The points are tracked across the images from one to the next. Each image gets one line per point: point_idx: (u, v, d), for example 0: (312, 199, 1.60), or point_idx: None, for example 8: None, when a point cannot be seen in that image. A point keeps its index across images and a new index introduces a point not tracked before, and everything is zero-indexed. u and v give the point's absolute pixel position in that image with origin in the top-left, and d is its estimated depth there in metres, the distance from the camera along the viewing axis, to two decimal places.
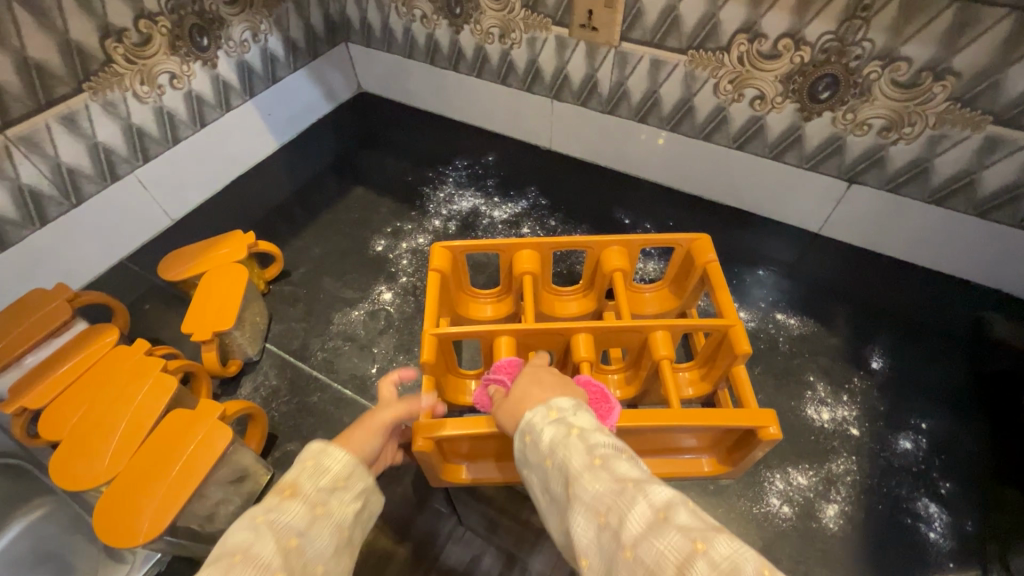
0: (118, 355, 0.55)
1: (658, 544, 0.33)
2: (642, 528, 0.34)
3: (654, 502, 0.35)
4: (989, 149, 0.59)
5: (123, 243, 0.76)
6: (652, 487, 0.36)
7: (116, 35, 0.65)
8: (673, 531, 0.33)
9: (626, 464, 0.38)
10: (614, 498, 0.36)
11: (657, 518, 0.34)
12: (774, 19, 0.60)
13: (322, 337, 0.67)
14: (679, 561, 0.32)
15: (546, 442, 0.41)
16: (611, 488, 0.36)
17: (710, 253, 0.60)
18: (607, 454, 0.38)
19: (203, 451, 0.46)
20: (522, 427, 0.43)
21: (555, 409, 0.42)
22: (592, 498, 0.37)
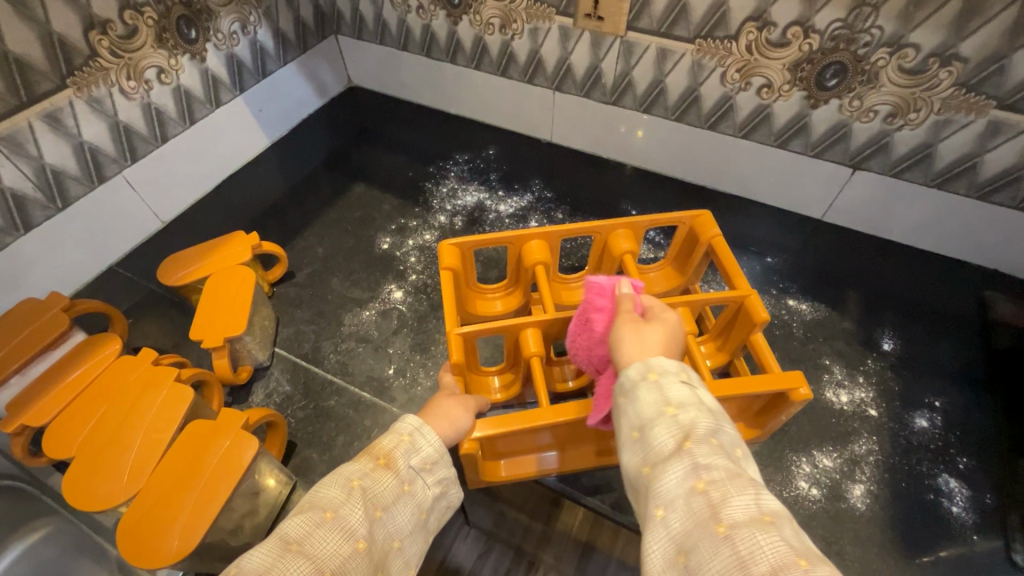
0: (124, 364, 0.52)
1: (757, 539, 0.29)
2: (742, 521, 0.30)
3: (764, 505, 0.31)
4: (992, 133, 0.60)
5: (113, 248, 0.72)
6: (766, 492, 0.32)
7: (100, 27, 0.61)
8: (778, 537, 0.29)
9: (741, 459, 0.34)
10: (725, 478, 0.32)
11: (763, 520, 0.30)
12: (784, 7, 0.60)
13: (334, 339, 0.65)
14: (775, 564, 0.28)
15: (669, 392, 0.37)
16: (726, 468, 0.33)
17: (714, 227, 0.60)
18: (722, 437, 0.35)
19: (230, 462, 0.44)
20: (642, 366, 0.40)
21: (687, 372, 0.39)
22: (702, 465, 0.33)
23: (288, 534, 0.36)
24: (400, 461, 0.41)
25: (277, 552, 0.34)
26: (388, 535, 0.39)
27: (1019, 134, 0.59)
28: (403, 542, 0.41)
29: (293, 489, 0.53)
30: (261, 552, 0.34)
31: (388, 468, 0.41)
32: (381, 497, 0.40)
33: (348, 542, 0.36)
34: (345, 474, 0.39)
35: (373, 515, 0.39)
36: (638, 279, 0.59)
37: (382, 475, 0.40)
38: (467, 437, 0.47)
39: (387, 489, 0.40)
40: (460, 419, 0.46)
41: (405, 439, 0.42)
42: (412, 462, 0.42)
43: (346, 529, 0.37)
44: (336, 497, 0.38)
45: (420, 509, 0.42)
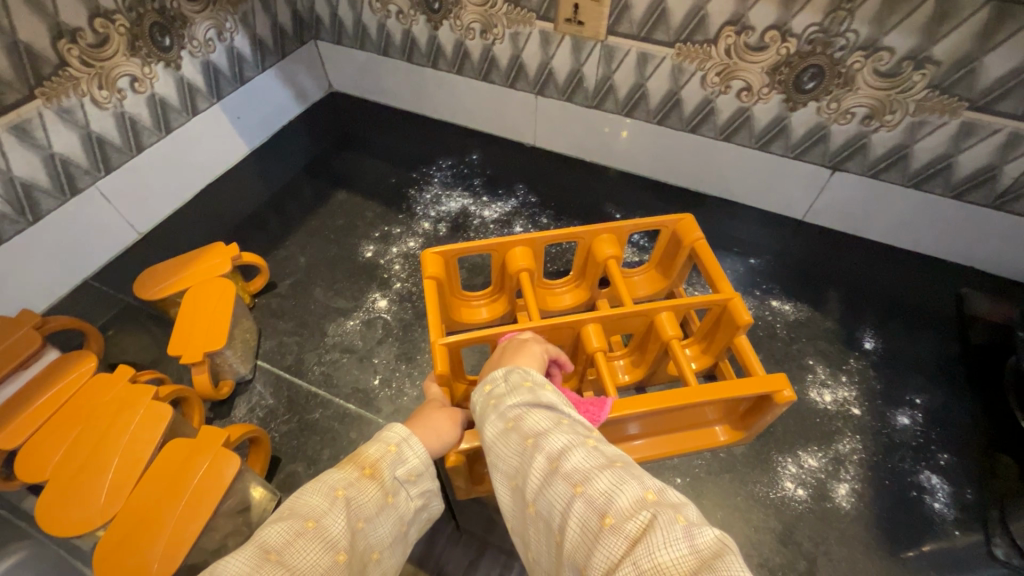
0: (101, 382, 0.51)
1: (551, 494, 0.36)
2: (540, 480, 0.37)
3: (550, 453, 0.37)
4: (966, 134, 0.62)
5: (88, 260, 0.70)
6: (554, 440, 0.38)
7: (69, 36, 0.60)
8: (560, 480, 0.35)
9: (536, 423, 0.40)
10: (521, 458, 0.38)
11: (552, 470, 0.36)
12: (761, 11, 0.61)
13: (318, 350, 0.64)
14: (564, 506, 0.35)
15: (478, 419, 0.42)
16: (517, 450, 0.38)
17: (696, 231, 0.61)
18: (520, 415, 0.40)
19: (210, 481, 0.43)
20: (469, 411, 0.44)
21: (487, 383, 0.43)
22: (506, 463, 0.39)
23: (267, 542, 0.35)
24: (386, 471, 0.41)
25: (255, 562, 0.33)
26: (369, 546, 0.39)
27: (992, 134, 0.60)
28: (383, 553, 0.40)
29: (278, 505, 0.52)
30: (238, 560, 0.33)
31: (374, 477, 0.41)
32: (365, 509, 0.39)
33: (329, 552, 0.36)
34: (329, 483, 0.39)
35: (356, 526, 0.38)
36: (622, 284, 0.59)
37: (367, 485, 0.40)
38: (453, 450, 0.46)
39: (371, 501, 0.40)
40: (446, 433, 0.45)
41: (391, 450, 0.42)
42: (397, 472, 0.42)
43: (329, 541, 0.36)
44: (319, 505, 0.37)
45: (402, 521, 0.41)
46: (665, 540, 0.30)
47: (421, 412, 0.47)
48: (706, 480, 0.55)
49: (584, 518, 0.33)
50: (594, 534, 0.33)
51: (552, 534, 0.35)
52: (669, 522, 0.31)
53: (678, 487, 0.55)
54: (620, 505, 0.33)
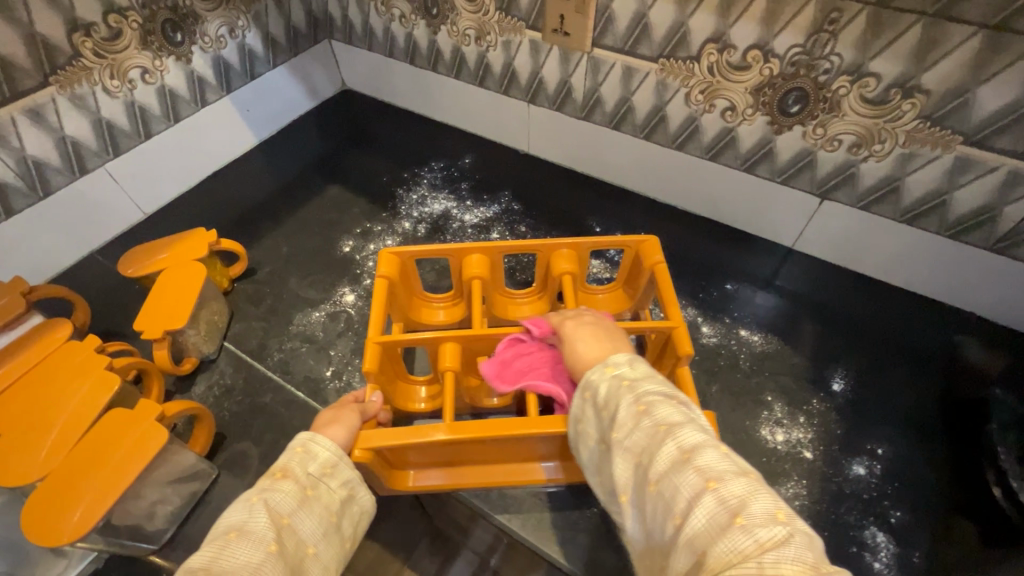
0: (64, 348, 0.55)
1: (676, 481, 0.35)
2: (666, 467, 0.36)
3: (682, 445, 0.37)
4: (961, 170, 0.57)
5: (93, 235, 0.76)
6: (687, 431, 0.37)
7: (84, 30, 0.65)
8: (690, 471, 0.35)
9: (668, 412, 0.39)
10: (649, 438, 0.38)
11: (681, 458, 0.36)
12: (743, 30, 0.59)
13: (280, 337, 0.67)
14: (691, 496, 0.34)
15: (602, 396, 0.42)
16: (647, 433, 0.38)
17: (658, 254, 0.59)
18: (651, 402, 0.40)
19: (136, 450, 0.47)
20: (582, 384, 0.44)
21: (611, 364, 0.44)
22: (628, 440, 0.39)
23: (192, 563, 0.36)
24: (298, 469, 0.43)
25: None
26: (298, 540, 0.40)
27: (989, 171, 0.56)
28: (319, 546, 0.42)
29: (214, 480, 0.56)
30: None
31: (286, 477, 0.42)
32: (284, 505, 0.41)
33: (260, 548, 0.38)
34: (245, 497, 0.41)
35: (282, 522, 0.40)
36: (572, 302, 0.58)
37: (282, 484, 0.42)
38: (360, 444, 0.46)
39: (288, 496, 0.41)
40: (349, 420, 0.47)
41: (297, 451, 0.44)
42: (310, 468, 0.43)
43: (257, 536, 0.38)
44: (239, 517, 0.39)
45: (329, 513, 0.43)
46: (798, 559, 0.30)
47: (332, 408, 0.49)
48: None
49: (710, 511, 0.33)
50: (720, 529, 0.32)
51: (669, 519, 0.34)
52: (804, 545, 0.31)
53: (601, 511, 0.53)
54: (754, 510, 0.32)
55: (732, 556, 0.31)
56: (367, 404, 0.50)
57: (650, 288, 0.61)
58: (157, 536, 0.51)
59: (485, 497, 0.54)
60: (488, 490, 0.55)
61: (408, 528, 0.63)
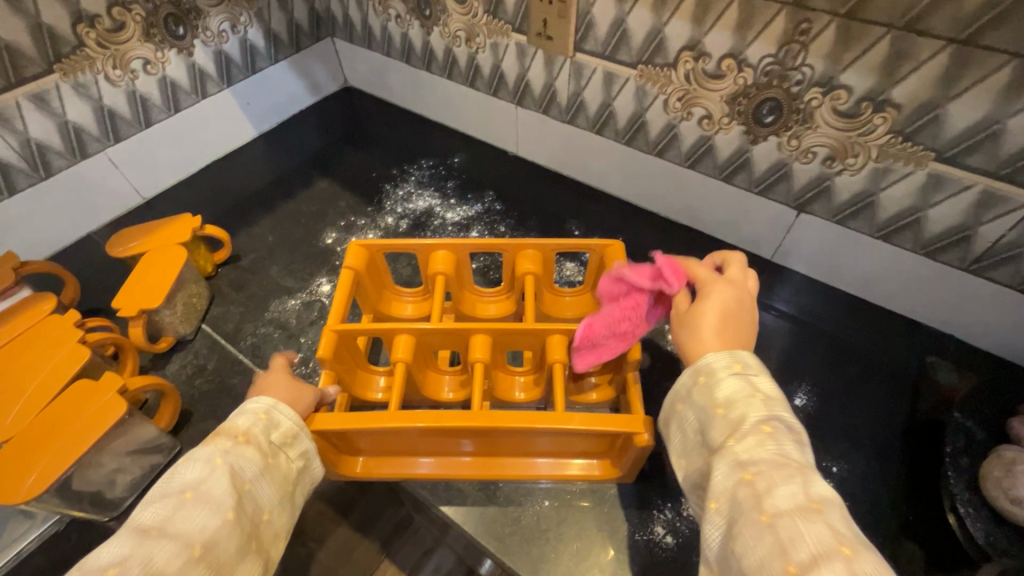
0: (42, 320, 0.58)
1: (801, 526, 0.32)
2: (789, 507, 0.33)
3: (811, 493, 0.34)
4: (934, 187, 0.56)
5: (91, 217, 0.80)
6: (818, 482, 0.34)
7: (88, 21, 0.69)
8: (821, 524, 0.32)
9: (793, 447, 0.37)
10: (774, 471, 0.35)
11: (809, 507, 0.33)
12: (717, 38, 0.59)
13: (255, 323, 0.69)
14: (814, 548, 0.31)
15: (724, 398, 0.40)
16: (773, 460, 0.36)
17: (621, 259, 0.59)
18: (778, 430, 0.37)
19: (97, 420, 0.50)
20: (697, 367, 0.42)
21: (738, 363, 0.41)
22: (749, 459, 0.36)
23: (143, 522, 0.37)
24: (260, 436, 0.43)
25: (135, 540, 0.35)
26: (254, 506, 0.41)
27: (962, 190, 0.55)
28: (273, 513, 0.42)
29: (177, 455, 0.58)
30: (116, 545, 0.35)
31: (249, 442, 0.42)
32: (245, 471, 0.41)
33: (215, 515, 0.38)
34: (204, 456, 0.40)
35: (242, 486, 0.40)
36: (532, 303, 0.59)
37: (245, 450, 0.42)
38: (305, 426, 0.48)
39: (249, 463, 0.41)
40: (304, 398, 0.48)
41: (261, 417, 0.44)
42: (272, 437, 0.44)
43: (218, 501, 0.38)
44: (197, 477, 0.39)
45: (286, 480, 0.44)
46: None
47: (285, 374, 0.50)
48: (576, 510, 0.54)
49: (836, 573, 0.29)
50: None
51: (779, 562, 0.31)
52: None
53: (543, 510, 0.54)
54: None
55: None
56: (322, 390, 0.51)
57: (613, 293, 0.61)
58: (116, 503, 0.54)
59: (430, 489, 0.55)
60: (435, 483, 0.55)
61: (364, 515, 0.65)
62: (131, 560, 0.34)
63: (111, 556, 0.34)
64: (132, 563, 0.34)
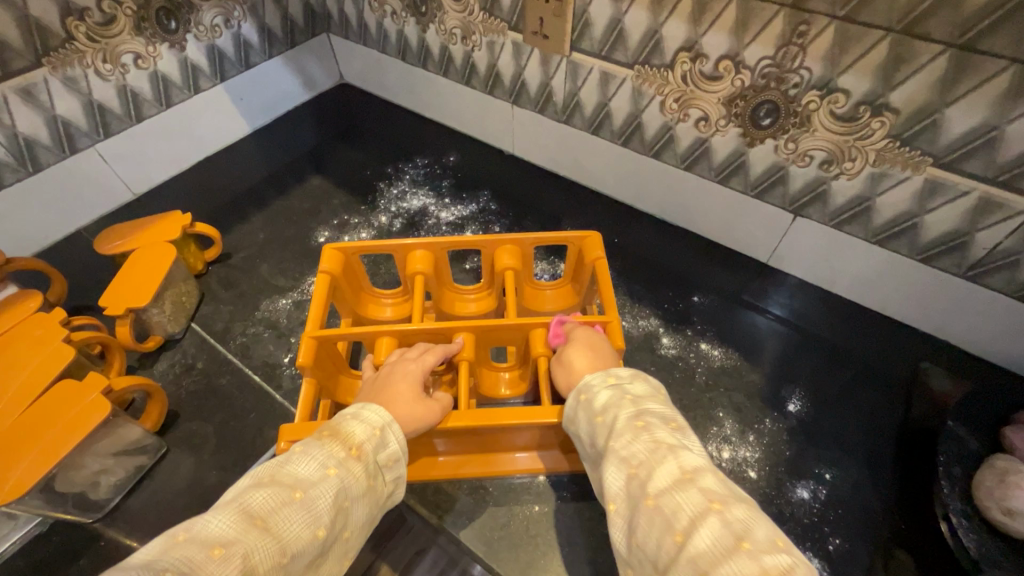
0: (28, 317, 0.57)
1: (679, 498, 0.34)
2: (668, 483, 0.35)
3: (684, 465, 0.36)
4: (931, 192, 0.56)
5: (81, 213, 0.79)
6: (688, 454, 0.37)
7: (77, 14, 0.68)
8: (694, 490, 0.34)
9: (666, 432, 0.38)
10: (650, 458, 0.37)
11: (682, 478, 0.35)
12: (714, 39, 0.58)
13: (245, 322, 0.69)
14: (694, 514, 0.33)
15: (603, 407, 0.42)
16: (648, 446, 0.37)
17: (599, 250, 0.58)
18: (650, 420, 0.39)
19: (80, 421, 0.49)
20: (581, 388, 0.44)
21: (612, 376, 0.44)
22: (629, 454, 0.38)
23: (252, 507, 0.35)
24: (370, 454, 0.41)
25: (240, 524, 0.34)
26: (344, 526, 0.39)
27: (960, 196, 0.54)
28: (353, 533, 0.40)
29: (162, 457, 0.57)
30: (222, 521, 0.34)
31: (360, 459, 0.40)
32: (352, 489, 0.39)
33: (310, 527, 0.36)
34: (320, 460, 0.39)
35: (342, 504, 0.38)
36: (513, 298, 0.58)
37: (354, 466, 0.40)
38: (285, 436, 0.47)
39: (357, 482, 0.39)
40: (395, 394, 0.46)
41: (376, 433, 0.42)
42: (380, 455, 0.42)
43: (315, 512, 0.37)
44: (308, 478, 0.38)
45: (375, 505, 0.42)
46: None
47: (387, 372, 0.48)
48: (566, 516, 0.53)
49: (715, 532, 0.32)
50: (726, 552, 0.31)
51: (670, 537, 0.33)
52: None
53: (534, 514, 0.53)
54: (759, 536, 0.31)
55: None
56: (305, 401, 0.50)
57: (594, 285, 0.61)
58: (101, 504, 0.53)
59: (419, 492, 0.54)
60: (424, 484, 0.55)
61: None
62: (236, 546, 0.33)
63: (212, 537, 0.33)
64: (235, 551, 0.32)
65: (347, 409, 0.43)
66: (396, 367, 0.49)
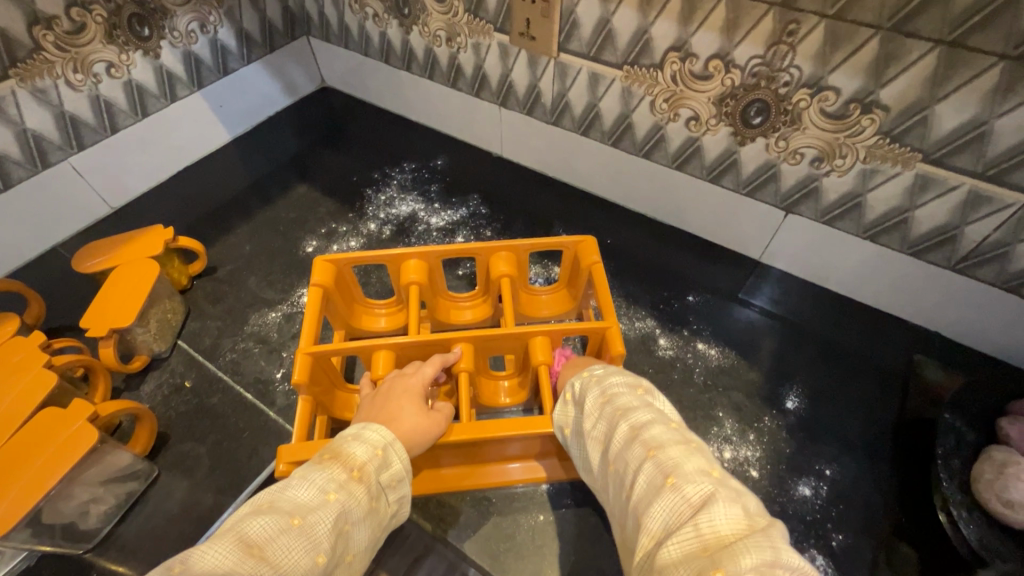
0: (6, 342, 0.55)
1: (627, 457, 0.35)
2: (620, 444, 0.36)
3: (631, 422, 0.37)
4: (921, 188, 0.56)
5: (55, 229, 0.76)
6: (638, 411, 0.37)
7: (45, 23, 0.65)
8: (636, 445, 0.35)
9: (625, 395, 0.40)
10: (609, 431, 0.38)
11: (630, 435, 0.36)
12: (704, 39, 0.58)
13: (234, 337, 0.67)
14: (636, 467, 0.34)
15: (576, 393, 0.43)
16: (607, 419, 0.39)
17: (595, 254, 0.57)
18: (610, 391, 0.40)
19: (65, 451, 0.47)
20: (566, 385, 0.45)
21: (586, 372, 0.44)
22: (596, 432, 0.39)
23: (250, 535, 0.33)
24: (372, 475, 0.40)
25: (237, 554, 0.32)
26: (345, 551, 0.38)
27: (949, 190, 0.55)
28: (355, 558, 0.39)
29: (154, 481, 0.56)
30: (217, 552, 0.31)
31: (361, 481, 0.39)
32: (353, 512, 0.38)
33: (311, 554, 0.34)
34: (318, 484, 0.37)
35: (342, 528, 0.37)
36: (510, 306, 0.57)
37: (356, 489, 0.38)
38: (283, 459, 0.46)
39: (359, 505, 0.38)
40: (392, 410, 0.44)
41: (377, 454, 0.41)
42: (381, 477, 0.41)
43: (315, 539, 0.35)
44: (308, 503, 0.36)
45: (378, 527, 0.40)
46: (731, 516, 0.29)
47: (385, 388, 0.47)
48: (571, 523, 0.53)
49: (650, 479, 0.33)
50: (655, 492, 0.32)
51: (626, 497, 0.35)
52: (730, 499, 0.30)
53: (539, 523, 0.53)
54: (686, 469, 0.32)
55: (670, 520, 0.30)
56: (301, 420, 0.49)
57: (591, 290, 0.60)
58: (92, 534, 0.51)
59: (422, 507, 0.53)
60: (427, 499, 0.54)
61: None
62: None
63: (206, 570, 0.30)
64: None
65: (347, 430, 0.42)
66: (394, 383, 0.47)
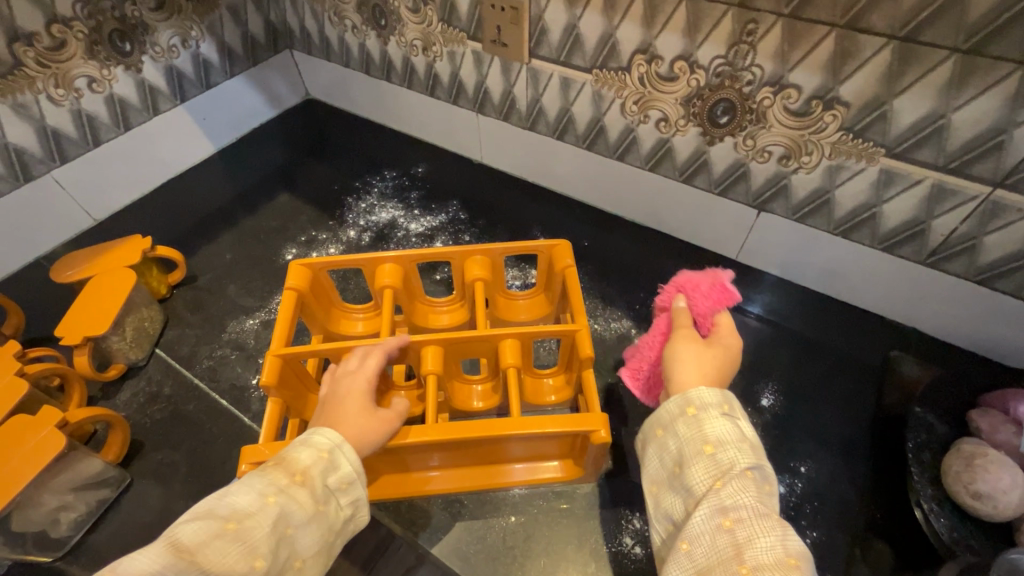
0: None
1: None
2: (769, 562, 0.33)
3: (790, 547, 0.33)
4: (887, 183, 0.56)
5: (37, 242, 0.77)
6: (793, 535, 0.34)
7: (25, 39, 0.67)
8: None
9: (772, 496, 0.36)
10: (757, 521, 0.34)
11: (788, 564, 0.32)
12: (668, 41, 0.58)
13: (211, 345, 0.67)
14: None
15: (714, 437, 0.38)
16: (757, 508, 0.35)
17: (569, 258, 0.58)
18: (760, 479, 0.36)
19: (32, 457, 0.47)
20: (688, 397, 0.41)
21: (728, 404, 0.40)
22: (730, 504, 0.35)
23: (181, 541, 0.34)
24: (316, 479, 0.40)
25: (166, 560, 0.33)
26: (290, 555, 0.38)
27: (913, 184, 0.55)
28: (305, 562, 0.39)
29: (127, 489, 0.56)
30: (146, 557, 0.33)
31: (304, 485, 0.39)
32: (295, 515, 0.38)
33: (246, 558, 0.35)
34: (257, 488, 0.38)
35: (283, 532, 0.37)
36: (482, 309, 0.57)
37: (298, 493, 0.39)
38: (246, 459, 0.46)
39: (301, 508, 0.38)
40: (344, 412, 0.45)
41: (323, 457, 0.41)
42: (328, 480, 0.41)
43: (250, 543, 0.35)
44: (246, 507, 0.37)
45: (329, 531, 0.40)
46: None
47: (340, 388, 0.47)
48: (542, 524, 0.52)
49: None
50: None
51: None
52: None
53: (510, 526, 0.52)
54: None
55: None
56: (269, 421, 0.49)
57: (565, 293, 0.60)
58: (62, 542, 0.52)
59: (393, 510, 0.53)
60: (398, 502, 0.54)
61: None
62: None
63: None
64: None
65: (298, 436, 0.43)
66: (348, 382, 0.47)
